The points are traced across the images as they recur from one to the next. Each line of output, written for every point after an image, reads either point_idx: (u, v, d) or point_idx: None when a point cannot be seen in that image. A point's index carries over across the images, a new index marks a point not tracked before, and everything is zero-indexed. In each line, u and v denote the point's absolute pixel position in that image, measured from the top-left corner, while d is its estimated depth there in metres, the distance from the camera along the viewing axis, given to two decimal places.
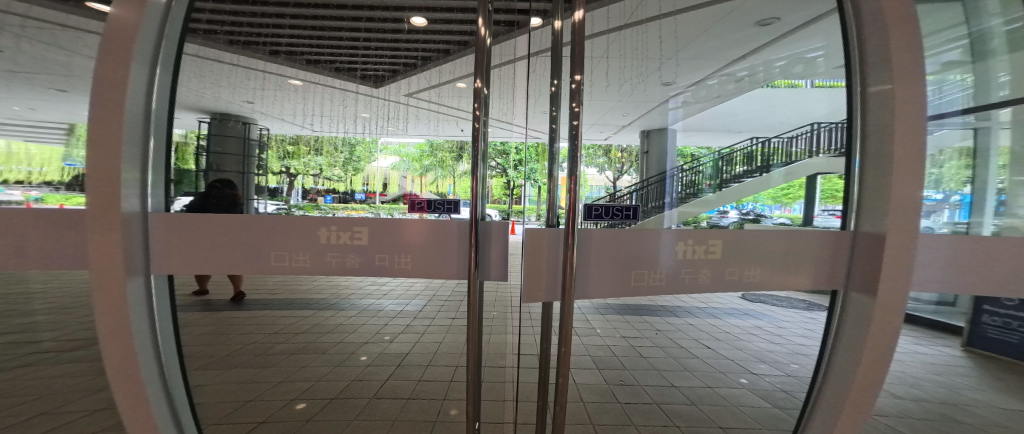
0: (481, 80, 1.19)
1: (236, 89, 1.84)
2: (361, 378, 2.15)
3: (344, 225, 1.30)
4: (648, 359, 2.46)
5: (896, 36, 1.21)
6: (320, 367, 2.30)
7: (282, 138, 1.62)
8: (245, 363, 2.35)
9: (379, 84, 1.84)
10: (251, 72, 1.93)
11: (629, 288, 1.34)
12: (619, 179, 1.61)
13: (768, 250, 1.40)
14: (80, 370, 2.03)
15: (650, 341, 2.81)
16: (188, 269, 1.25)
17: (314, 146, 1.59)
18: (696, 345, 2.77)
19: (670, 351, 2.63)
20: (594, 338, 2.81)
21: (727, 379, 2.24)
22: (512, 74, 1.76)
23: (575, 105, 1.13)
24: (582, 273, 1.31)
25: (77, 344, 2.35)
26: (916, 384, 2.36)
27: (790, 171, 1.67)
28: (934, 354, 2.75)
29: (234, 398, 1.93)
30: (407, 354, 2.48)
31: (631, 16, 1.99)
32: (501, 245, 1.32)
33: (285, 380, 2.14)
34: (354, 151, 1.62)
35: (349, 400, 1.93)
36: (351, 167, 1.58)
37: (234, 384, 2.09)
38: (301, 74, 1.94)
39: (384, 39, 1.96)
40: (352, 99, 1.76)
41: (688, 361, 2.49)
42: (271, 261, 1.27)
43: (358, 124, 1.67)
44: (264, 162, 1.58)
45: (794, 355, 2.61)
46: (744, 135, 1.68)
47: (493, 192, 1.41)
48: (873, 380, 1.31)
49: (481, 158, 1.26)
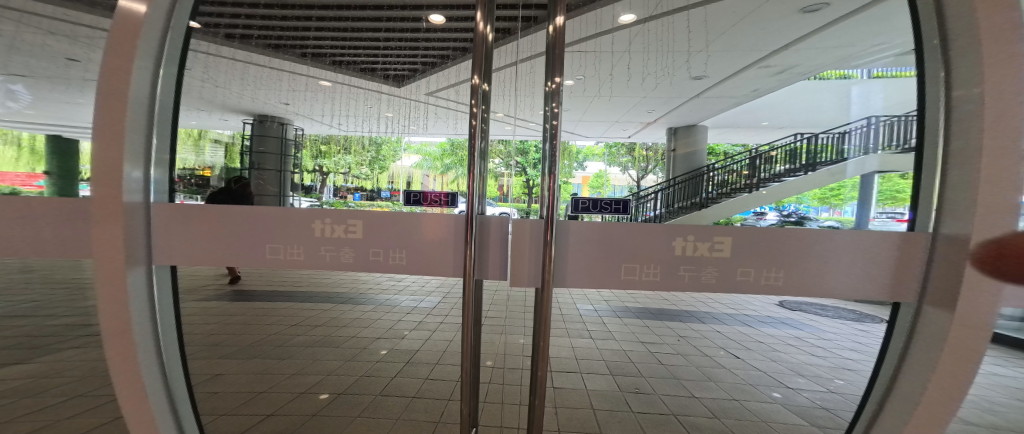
0: (479, 76, 1.19)
1: (270, 91, 2.08)
2: (369, 374, 2.20)
3: (339, 219, 1.31)
4: (666, 367, 2.35)
5: (982, 11, 1.03)
6: (332, 361, 2.39)
7: (316, 138, 1.68)
8: (264, 355, 2.47)
9: (401, 84, 1.93)
10: (285, 74, 2.14)
11: (619, 280, 1.27)
12: (644, 178, 1.56)
13: (790, 253, 1.25)
14: None
15: (671, 347, 2.69)
16: (187, 259, 1.31)
17: (343, 145, 1.70)
18: (720, 353, 2.63)
19: (692, 360, 2.50)
20: (610, 342, 2.72)
21: (757, 393, 2.09)
22: (525, 70, 1.70)
23: (555, 106, 1.16)
24: (574, 271, 1.27)
25: None
26: (991, 410, 2.08)
27: (838, 170, 1.56)
28: (1017, 378, 2.41)
29: (251, 388, 2.04)
30: (417, 351, 2.53)
31: (656, 7, 1.82)
32: (496, 242, 1.30)
33: (297, 373, 2.23)
34: (379, 151, 1.68)
35: (356, 395, 1.98)
36: (377, 166, 1.61)
37: (252, 374, 2.20)
38: (330, 75, 2.00)
39: (405, 38, 1.97)
40: (377, 100, 1.86)
41: (708, 370, 2.35)
42: (267, 254, 1.31)
43: (382, 123, 1.74)
44: (298, 161, 1.68)
45: (837, 370, 2.39)
46: (788, 131, 1.64)
47: (509, 191, 1.40)
48: (936, 408, 1.15)
49: (484, 159, 1.25)
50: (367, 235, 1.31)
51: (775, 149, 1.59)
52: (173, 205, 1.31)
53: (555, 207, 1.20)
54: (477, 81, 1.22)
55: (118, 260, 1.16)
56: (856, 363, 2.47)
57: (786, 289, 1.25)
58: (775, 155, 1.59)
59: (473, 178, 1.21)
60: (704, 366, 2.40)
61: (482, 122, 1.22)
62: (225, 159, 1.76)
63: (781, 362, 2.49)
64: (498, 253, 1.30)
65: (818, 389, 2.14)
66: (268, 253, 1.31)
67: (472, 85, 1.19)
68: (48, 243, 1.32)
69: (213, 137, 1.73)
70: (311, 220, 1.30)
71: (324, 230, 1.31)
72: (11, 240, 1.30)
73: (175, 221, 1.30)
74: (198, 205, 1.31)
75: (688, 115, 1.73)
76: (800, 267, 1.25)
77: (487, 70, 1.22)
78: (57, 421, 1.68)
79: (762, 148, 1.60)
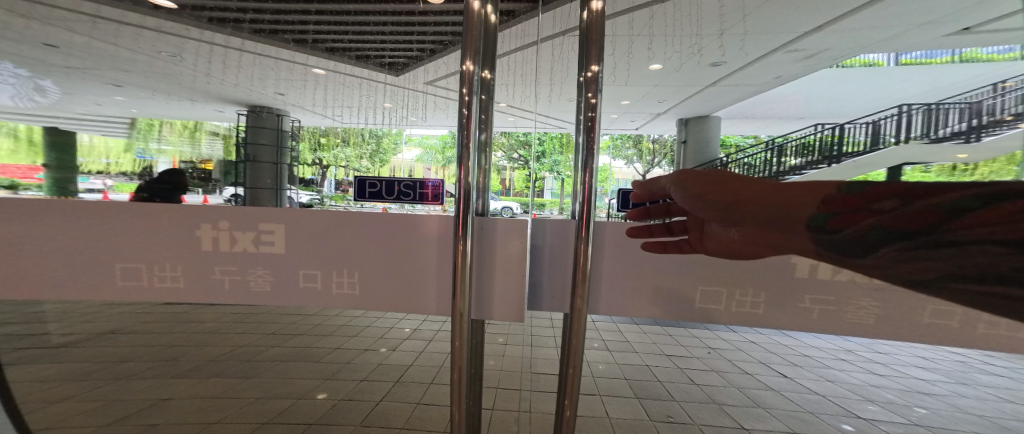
0: (473, 60, 0.90)
1: (270, 84, 1.71)
2: (349, 399, 2.09)
3: (250, 225, 1.24)
4: (701, 389, 2.21)
5: None
6: (309, 380, 2.30)
7: (315, 130, 1.55)
8: (228, 373, 2.41)
9: (400, 72, 1.65)
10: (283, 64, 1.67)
11: (683, 307, 1.20)
12: (650, 173, 1.37)
13: (756, 272, 1.16)
14: (89, 388, 2.25)
15: (703, 363, 2.54)
16: (82, 285, 1.25)
17: (341, 137, 1.50)
18: (764, 371, 2.43)
19: (731, 378, 2.34)
20: (628, 354, 2.57)
21: (824, 425, 1.90)
22: (536, 60, 1.40)
23: (592, 95, 0.95)
24: (607, 297, 1.22)
25: (91, 359, 2.60)
26: None
27: (863, 162, 1.37)
28: None
29: (203, 420, 1.91)
30: (408, 368, 2.41)
31: None
32: (500, 241, 1.12)
33: (262, 398, 2.11)
34: (380, 144, 1.44)
35: (332, 426, 1.86)
36: (378, 159, 1.38)
37: (206, 399, 2.10)
38: (325, 63, 1.71)
39: (399, 22, 1.67)
40: (380, 91, 1.62)
41: (722, 390, 2.19)
42: (127, 278, 1.25)
43: (381, 115, 1.57)
44: (298, 153, 1.55)
45: (910, 393, 2.23)
46: (807, 121, 1.44)
47: (511, 185, 1.25)
48: None
49: (487, 155, 1.06)
50: (288, 248, 1.24)
51: (789, 141, 1.43)
52: (74, 227, 1.24)
53: (591, 204, 0.98)
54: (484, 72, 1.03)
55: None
56: (932, 386, 2.29)
57: (760, 315, 1.16)
58: (788, 148, 1.42)
59: (468, 176, 0.92)
60: (746, 388, 2.23)
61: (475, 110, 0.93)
62: (224, 152, 1.60)
63: (840, 385, 2.31)
64: (511, 263, 1.12)
65: (898, 422, 1.95)
66: (217, 273, 1.24)
67: (463, 74, 0.90)
68: None
69: (210, 129, 1.62)
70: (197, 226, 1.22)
71: (212, 239, 1.23)
72: None
73: (117, 234, 1.25)
74: (120, 219, 1.24)
75: (700, 106, 1.54)
76: (765, 285, 1.15)
77: (490, 57, 1.05)
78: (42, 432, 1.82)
79: (776, 139, 1.43)
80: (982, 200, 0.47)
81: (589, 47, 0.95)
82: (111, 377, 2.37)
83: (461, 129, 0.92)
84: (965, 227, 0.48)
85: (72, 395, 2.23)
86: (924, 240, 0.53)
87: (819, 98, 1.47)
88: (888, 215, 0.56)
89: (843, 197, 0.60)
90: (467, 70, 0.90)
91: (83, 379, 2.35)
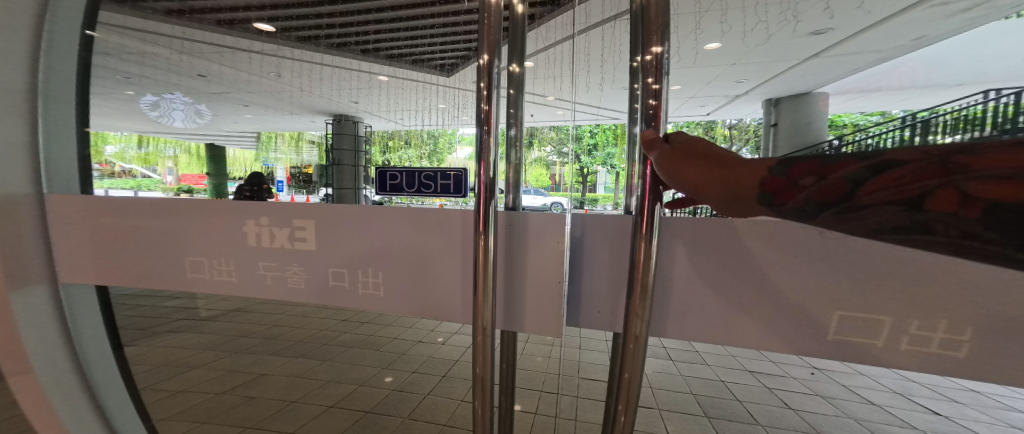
0: (488, 54, 0.87)
1: (333, 97, 1.76)
2: (401, 390, 2.26)
3: (286, 223, 1.42)
4: (798, 415, 1.94)
5: None
6: (369, 367, 2.59)
7: (383, 134, 1.53)
8: (309, 356, 2.79)
9: (452, 74, 1.68)
10: (346, 73, 1.79)
11: (752, 336, 1.00)
12: None
13: (879, 296, 0.90)
14: (208, 357, 2.75)
15: (800, 384, 2.25)
16: (190, 279, 1.52)
17: (404, 139, 1.50)
18: (905, 405, 2.03)
19: (845, 406, 2.02)
20: (693, 367, 2.38)
21: None
22: (593, 46, 1.28)
23: (650, 80, 0.83)
24: (671, 315, 1.05)
25: (214, 335, 3.18)
26: None
27: None
28: None
29: (285, 398, 2.21)
30: (455, 364, 2.56)
31: None
32: (536, 248, 1.14)
33: (332, 381, 2.41)
34: (436, 144, 1.44)
35: (383, 416, 2.01)
36: (435, 159, 1.39)
37: (292, 378, 2.47)
38: (388, 69, 1.77)
39: (449, 24, 1.71)
40: (432, 91, 1.64)
41: (826, 420, 1.89)
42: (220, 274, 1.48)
43: (436, 116, 1.57)
44: (370, 157, 1.55)
45: None
46: (969, 88, 1.05)
47: (562, 179, 1.20)
48: None
49: (516, 149, 1.15)
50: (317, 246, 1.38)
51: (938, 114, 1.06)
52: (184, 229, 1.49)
53: (658, 200, 0.85)
54: (512, 66, 1.10)
55: (6, 283, 1.49)
56: None
57: (849, 348, 0.93)
58: (937, 122, 1.07)
59: (486, 170, 0.90)
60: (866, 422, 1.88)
61: (498, 106, 0.90)
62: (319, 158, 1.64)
63: None
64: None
65: None
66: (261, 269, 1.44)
67: (479, 67, 0.87)
68: (109, 266, 1.56)
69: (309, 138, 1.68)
70: (243, 224, 1.44)
71: (255, 234, 1.44)
72: (80, 268, 1.57)
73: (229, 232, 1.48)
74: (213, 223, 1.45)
75: (795, 83, 1.20)
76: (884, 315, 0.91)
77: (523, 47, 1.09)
78: (174, 394, 2.25)
79: (917, 114, 1.09)
80: (871, 171, 0.54)
81: (645, 26, 0.83)
82: (232, 351, 2.88)
83: (481, 124, 0.89)
84: (870, 193, 0.54)
85: (202, 362, 2.67)
86: (841, 209, 0.56)
87: (974, 62, 1.08)
88: (811, 191, 0.58)
89: (774, 183, 0.61)
90: (483, 63, 0.88)
91: (208, 347, 2.91)
